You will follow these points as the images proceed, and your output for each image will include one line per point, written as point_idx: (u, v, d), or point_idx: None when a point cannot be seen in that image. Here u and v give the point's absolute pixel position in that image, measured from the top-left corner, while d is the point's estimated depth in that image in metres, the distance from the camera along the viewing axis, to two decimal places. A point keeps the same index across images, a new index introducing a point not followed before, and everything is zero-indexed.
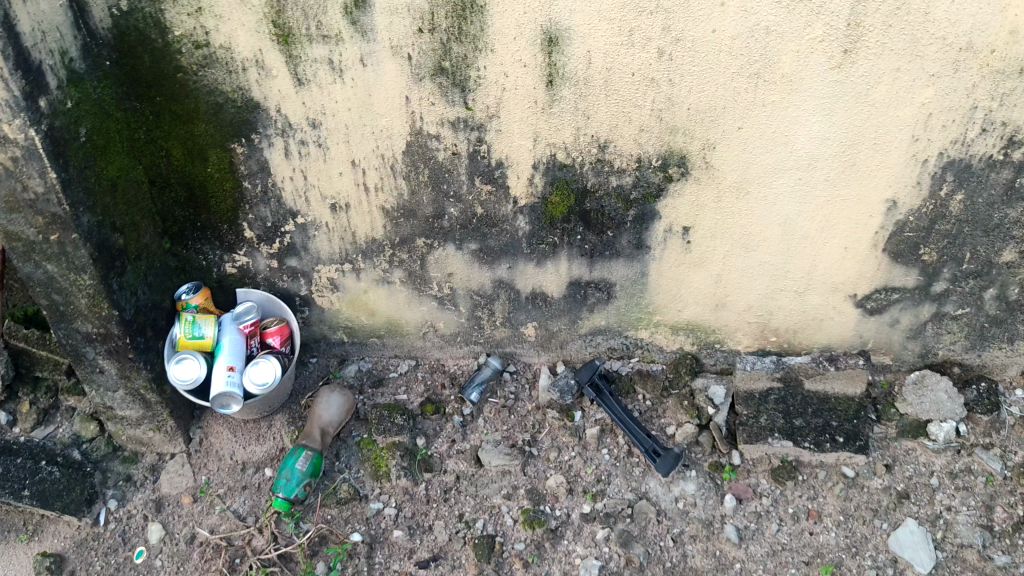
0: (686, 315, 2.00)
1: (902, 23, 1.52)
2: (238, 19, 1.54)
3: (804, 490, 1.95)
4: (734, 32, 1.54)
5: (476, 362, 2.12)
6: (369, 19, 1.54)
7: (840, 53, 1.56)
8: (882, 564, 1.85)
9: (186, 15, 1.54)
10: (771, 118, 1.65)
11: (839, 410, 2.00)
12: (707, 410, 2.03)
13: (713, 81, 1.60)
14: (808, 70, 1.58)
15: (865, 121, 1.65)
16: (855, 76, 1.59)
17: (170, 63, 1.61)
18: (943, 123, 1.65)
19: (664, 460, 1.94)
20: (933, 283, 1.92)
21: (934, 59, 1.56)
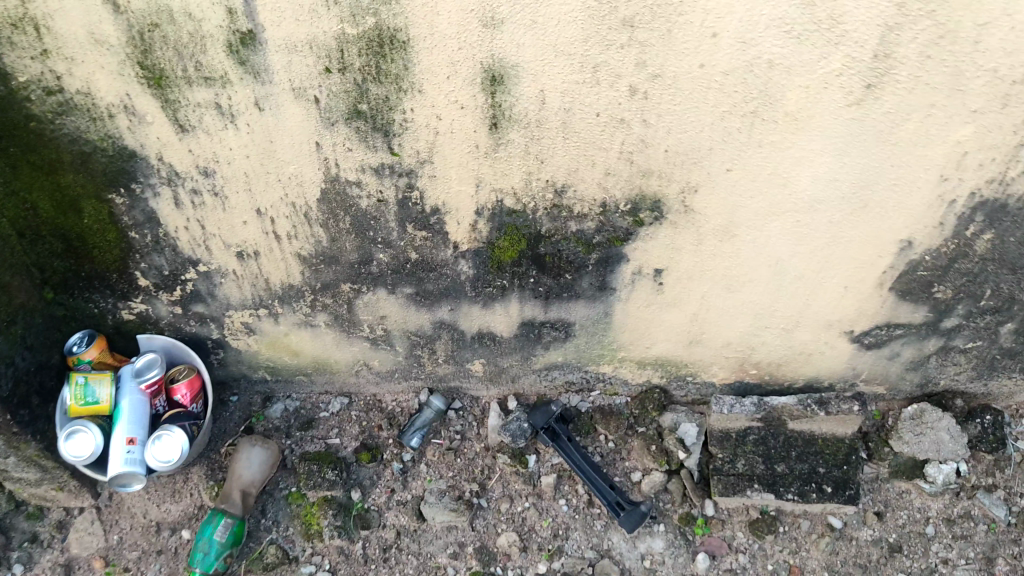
0: (655, 351, 1.76)
1: (943, 54, 1.19)
2: (94, 61, 1.22)
3: (785, 543, 1.80)
4: (727, 68, 1.22)
5: (416, 403, 1.90)
6: (261, 57, 1.21)
7: (859, 90, 1.24)
8: None
9: (29, 58, 1.22)
10: (768, 159, 1.35)
11: (826, 453, 1.80)
12: (678, 454, 1.82)
13: (697, 123, 1.29)
14: (819, 109, 1.27)
15: (886, 162, 1.35)
16: (874, 115, 1.28)
17: (19, 112, 1.29)
18: (979, 164, 1.35)
19: (631, 515, 1.74)
20: (944, 319, 1.67)
21: (979, 94, 1.24)
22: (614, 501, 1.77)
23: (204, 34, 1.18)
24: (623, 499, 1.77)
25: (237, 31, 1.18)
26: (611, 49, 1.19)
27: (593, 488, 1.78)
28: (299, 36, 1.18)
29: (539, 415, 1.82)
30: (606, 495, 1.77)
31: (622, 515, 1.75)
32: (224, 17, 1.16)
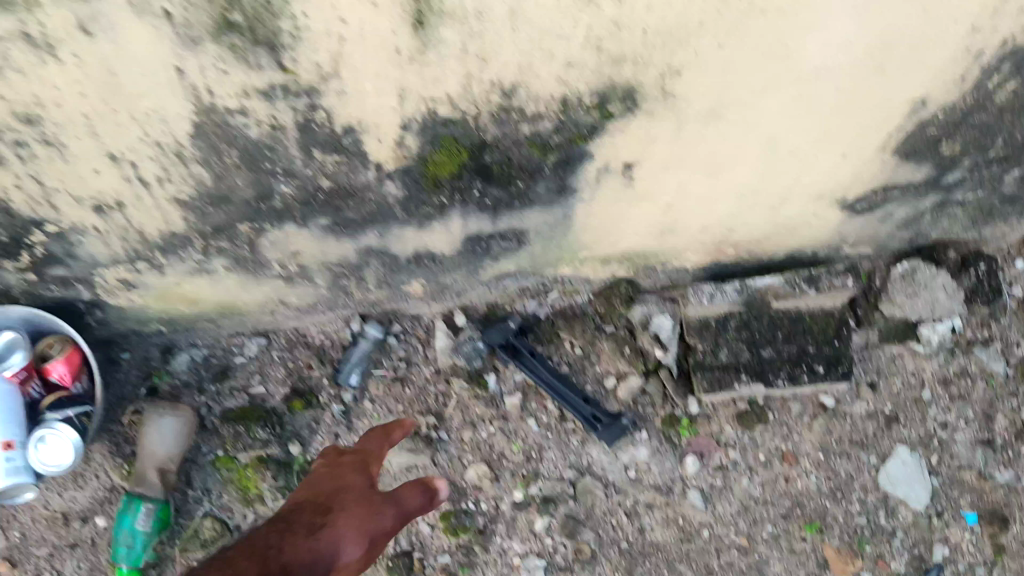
0: (622, 246, 1.51)
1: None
2: None
3: (777, 430, 1.71)
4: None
5: (348, 335, 1.62)
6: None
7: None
8: (872, 507, 1.72)
9: None
10: (768, 28, 1.04)
11: (814, 330, 1.63)
12: (655, 353, 1.65)
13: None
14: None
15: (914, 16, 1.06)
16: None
17: None
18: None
19: (610, 429, 1.60)
20: (946, 175, 1.46)
21: None
22: (589, 415, 1.61)
23: None
24: (598, 410, 1.62)
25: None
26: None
27: (566, 405, 1.62)
28: None
29: (494, 334, 1.60)
30: (581, 409, 1.61)
31: (601, 430, 1.60)
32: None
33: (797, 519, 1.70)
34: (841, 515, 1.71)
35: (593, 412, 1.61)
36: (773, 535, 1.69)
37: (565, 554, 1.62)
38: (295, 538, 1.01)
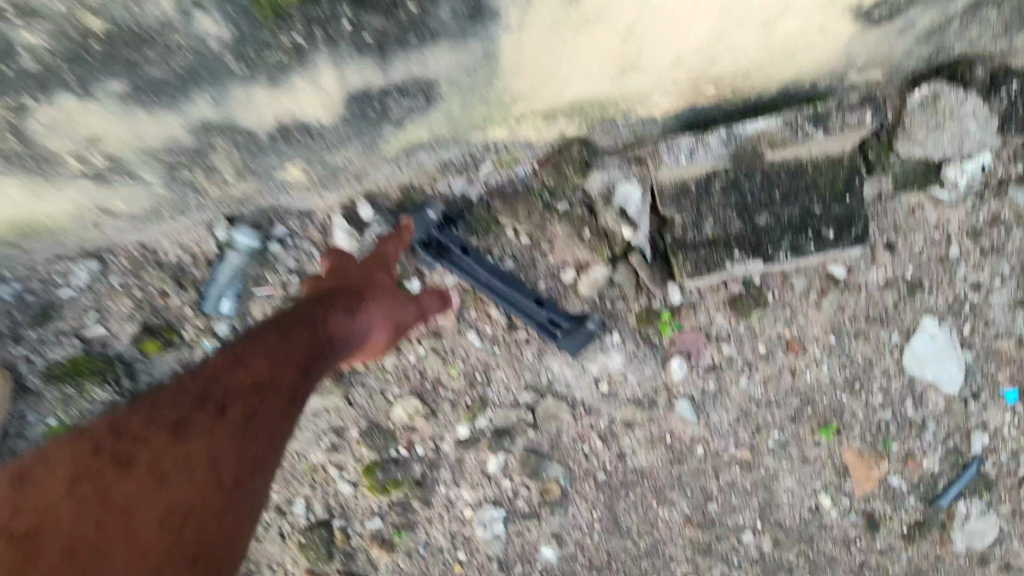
0: (571, 92, 1.10)
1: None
2: None
3: (779, 314, 1.35)
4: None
5: (214, 247, 1.24)
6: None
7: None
8: (897, 396, 1.39)
9: None
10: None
11: (820, 185, 1.27)
12: (622, 233, 1.29)
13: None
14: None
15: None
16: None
17: None
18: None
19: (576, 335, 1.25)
20: None
21: None
22: (548, 321, 1.25)
23: None
24: (559, 313, 1.25)
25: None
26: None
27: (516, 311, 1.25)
28: None
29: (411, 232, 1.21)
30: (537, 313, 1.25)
31: (564, 339, 1.25)
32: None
33: (808, 421, 1.37)
34: (861, 411, 1.39)
35: (552, 317, 1.25)
36: (779, 443, 1.37)
37: (529, 496, 1.32)
38: (230, 426, 0.94)
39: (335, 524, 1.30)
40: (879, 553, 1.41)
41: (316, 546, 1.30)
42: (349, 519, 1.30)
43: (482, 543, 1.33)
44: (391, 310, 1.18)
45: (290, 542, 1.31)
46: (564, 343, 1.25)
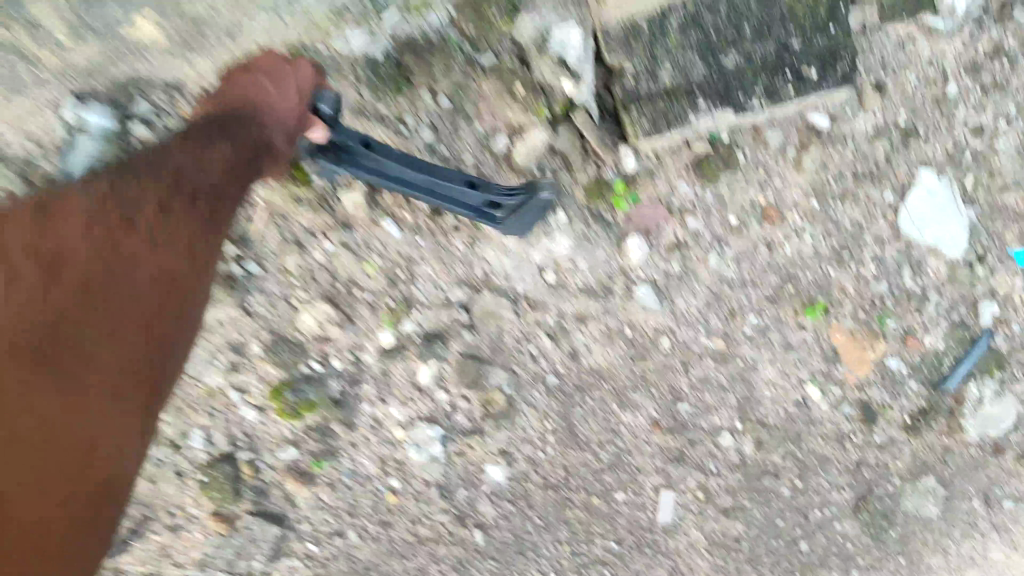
0: None
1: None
2: None
3: (750, 177, 1.14)
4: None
5: (58, 130, 1.04)
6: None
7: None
8: (892, 264, 1.18)
9: None
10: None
11: (802, 15, 1.05)
12: (562, 87, 1.06)
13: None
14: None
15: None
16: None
17: None
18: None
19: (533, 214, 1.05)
20: None
21: None
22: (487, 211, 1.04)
23: None
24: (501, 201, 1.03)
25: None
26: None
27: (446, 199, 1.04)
28: None
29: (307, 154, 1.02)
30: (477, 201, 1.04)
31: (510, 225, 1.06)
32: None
33: (790, 300, 1.18)
34: (851, 286, 1.18)
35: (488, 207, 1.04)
36: (758, 329, 1.18)
37: (469, 411, 1.15)
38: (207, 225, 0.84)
39: (242, 458, 1.11)
40: (880, 449, 1.23)
41: (219, 485, 1.10)
42: (258, 451, 1.11)
43: (416, 467, 1.15)
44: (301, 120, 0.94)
45: (188, 482, 1.10)
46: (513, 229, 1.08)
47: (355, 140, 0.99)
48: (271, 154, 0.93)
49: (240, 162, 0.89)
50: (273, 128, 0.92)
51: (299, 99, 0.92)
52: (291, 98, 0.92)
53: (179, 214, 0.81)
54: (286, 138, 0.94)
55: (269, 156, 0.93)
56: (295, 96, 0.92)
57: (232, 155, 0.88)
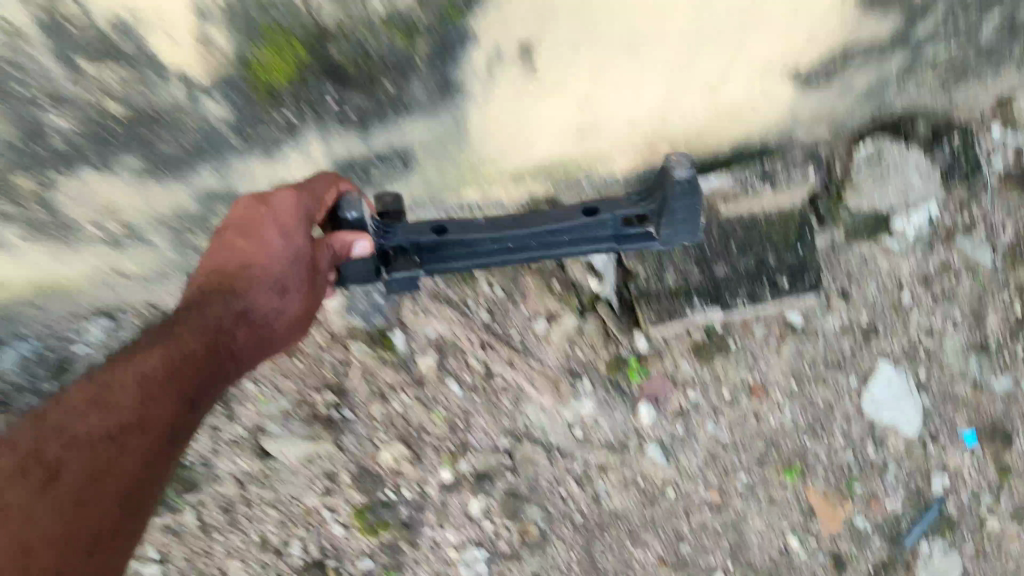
0: (538, 156, 1.23)
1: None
2: None
3: (740, 360, 1.44)
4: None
5: None
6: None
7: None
8: (859, 437, 1.46)
9: None
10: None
11: (773, 236, 1.39)
12: (589, 284, 1.40)
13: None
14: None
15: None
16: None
17: None
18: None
19: (678, 210, 1.06)
20: (914, 27, 1.18)
21: None
22: (624, 229, 1.12)
23: None
24: (622, 211, 1.10)
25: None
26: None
27: (589, 249, 1.14)
28: None
29: (401, 283, 1.12)
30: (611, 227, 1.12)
31: (664, 232, 1.11)
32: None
33: (773, 462, 1.45)
34: (824, 452, 1.46)
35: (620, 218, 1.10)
36: (747, 486, 1.45)
37: (509, 538, 1.41)
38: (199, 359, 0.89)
39: (329, 566, 1.38)
40: None
41: None
42: (341, 561, 1.38)
43: None
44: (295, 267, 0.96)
45: None
46: (671, 233, 1.11)
47: (433, 234, 1.08)
48: (267, 313, 0.96)
49: (235, 323, 0.92)
50: (263, 286, 0.94)
51: (280, 245, 0.94)
52: (273, 241, 0.94)
53: (184, 366, 0.87)
54: (280, 292, 0.95)
55: (267, 317, 0.96)
56: (275, 239, 0.94)
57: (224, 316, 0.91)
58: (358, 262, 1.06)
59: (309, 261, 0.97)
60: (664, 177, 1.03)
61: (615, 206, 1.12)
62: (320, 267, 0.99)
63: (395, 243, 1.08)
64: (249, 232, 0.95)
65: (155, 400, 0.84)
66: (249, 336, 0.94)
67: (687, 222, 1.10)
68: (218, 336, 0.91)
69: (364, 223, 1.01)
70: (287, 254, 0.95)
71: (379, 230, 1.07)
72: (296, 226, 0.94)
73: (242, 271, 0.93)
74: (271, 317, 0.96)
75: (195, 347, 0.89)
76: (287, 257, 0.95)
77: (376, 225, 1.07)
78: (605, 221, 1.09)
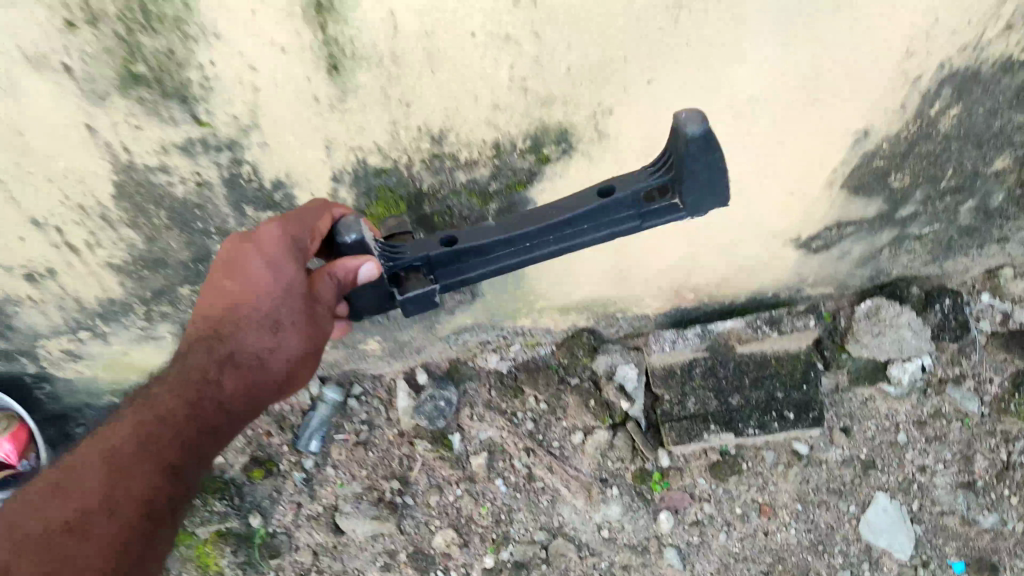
0: (580, 294, 1.53)
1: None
2: None
3: (751, 481, 1.64)
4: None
5: (307, 399, 1.66)
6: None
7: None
8: (855, 559, 1.64)
9: None
10: (709, 35, 0.98)
11: (782, 374, 1.60)
12: (621, 405, 1.62)
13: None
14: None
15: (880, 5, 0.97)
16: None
17: None
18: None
19: (698, 169, 0.84)
20: (899, 209, 1.41)
21: None
22: (647, 205, 0.92)
23: None
24: (640, 184, 0.90)
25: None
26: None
27: (603, 232, 0.95)
28: None
29: (418, 305, 1.05)
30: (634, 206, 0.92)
31: (691, 199, 0.89)
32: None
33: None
34: (825, 569, 1.64)
35: (639, 193, 0.91)
36: None
37: None
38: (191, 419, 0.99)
39: None
40: None
41: None
42: None
43: None
44: (290, 305, 1.01)
45: None
46: (694, 198, 0.89)
47: (443, 244, 1.00)
48: (259, 358, 1.03)
49: (224, 369, 1.02)
50: (251, 329, 1.01)
51: (265, 280, 1.00)
52: (260, 276, 1.00)
53: (161, 423, 0.97)
54: (272, 331, 1.02)
55: (260, 361, 1.03)
56: (259, 275, 1.00)
57: (213, 362, 1.01)
58: (370, 286, 1.04)
59: (307, 292, 1.01)
60: (675, 138, 0.82)
61: (634, 180, 0.92)
62: (323, 297, 1.02)
63: (405, 263, 1.01)
64: (233, 270, 1.02)
65: (155, 452, 0.95)
66: (242, 379, 1.02)
67: (713, 183, 0.87)
68: (203, 386, 1.00)
69: (366, 245, 1.00)
70: (274, 291, 1.00)
71: (390, 247, 1.03)
72: (281, 260, 0.99)
73: (229, 313, 1.01)
74: (264, 353, 1.02)
75: (176, 404, 0.98)
76: (277, 293, 1.00)
77: (388, 245, 1.04)
78: (618, 200, 0.91)
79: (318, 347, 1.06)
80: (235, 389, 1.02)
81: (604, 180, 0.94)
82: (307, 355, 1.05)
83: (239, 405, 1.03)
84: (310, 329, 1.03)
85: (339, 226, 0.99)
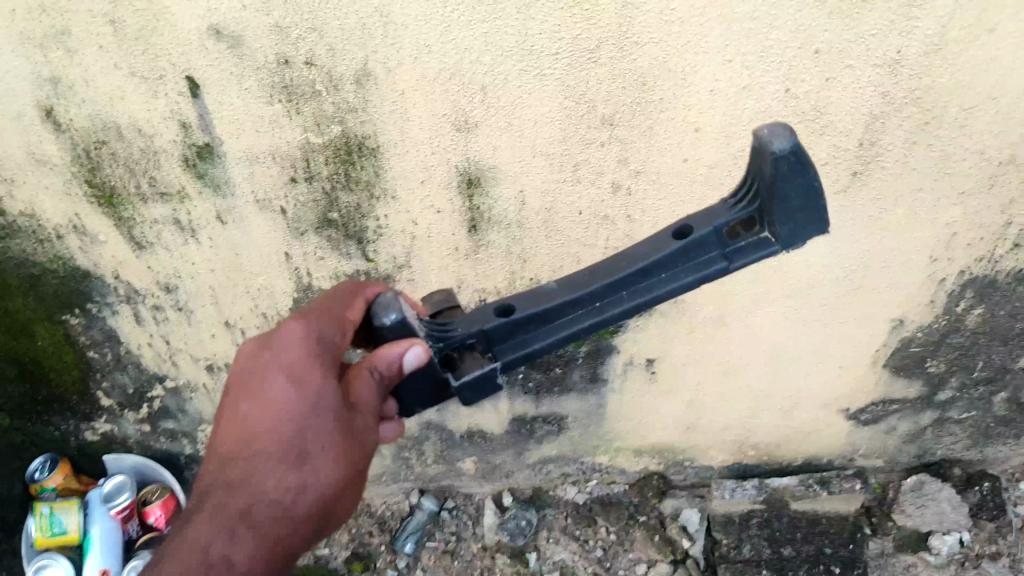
0: (652, 439, 1.76)
1: (948, 47, 1.03)
2: (41, 182, 1.18)
3: None
4: (720, 112, 1.10)
5: (407, 506, 1.92)
6: (206, 117, 1.09)
7: (875, 74, 1.06)
8: None
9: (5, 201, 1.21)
10: None
11: (831, 533, 1.75)
12: (683, 543, 1.79)
13: (703, 152, 1.15)
14: (832, 112, 1.10)
15: (897, 218, 1.25)
16: (895, 103, 1.09)
17: (16, 268, 1.30)
18: (1007, 198, 1.23)
19: (790, 194, 0.80)
20: (938, 393, 1.63)
21: (933, 191, 1.21)
22: (732, 242, 0.87)
23: (156, 150, 1.13)
24: (721, 218, 0.86)
25: (178, 78, 1.05)
26: (615, 78, 1.06)
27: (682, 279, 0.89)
28: (261, 146, 1.13)
29: (477, 392, 0.93)
30: (716, 246, 0.88)
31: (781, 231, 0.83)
32: (177, 132, 1.11)
33: None
34: None
35: (722, 229, 0.87)
36: None
37: None
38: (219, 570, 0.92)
39: None
40: None
41: None
42: None
43: None
44: (319, 426, 0.94)
45: None
46: (789, 230, 0.83)
47: (500, 317, 0.94)
48: (282, 505, 0.94)
49: (241, 524, 0.93)
50: (272, 466, 0.94)
51: (291, 398, 0.94)
52: (285, 393, 0.95)
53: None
54: (296, 464, 0.93)
55: (283, 507, 0.94)
56: (282, 394, 0.94)
57: (229, 517, 0.93)
58: (421, 378, 0.96)
59: (336, 407, 0.95)
60: (760, 161, 0.80)
61: (713, 217, 0.88)
62: (362, 400, 0.96)
63: (460, 338, 0.93)
64: (260, 390, 0.97)
65: None
66: (274, 522, 0.94)
67: (809, 210, 0.82)
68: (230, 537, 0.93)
69: (408, 325, 0.92)
70: (300, 412, 0.93)
71: (439, 327, 0.97)
72: (306, 372, 0.95)
73: (257, 442, 0.95)
74: (296, 490, 0.94)
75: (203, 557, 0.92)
76: (303, 416, 0.94)
77: (434, 322, 0.99)
78: (699, 238, 0.87)
79: (349, 480, 0.97)
80: (258, 546, 0.93)
81: (678, 223, 0.91)
82: (337, 490, 0.96)
83: (262, 566, 0.93)
84: (341, 460, 0.95)
85: (378, 307, 0.93)
